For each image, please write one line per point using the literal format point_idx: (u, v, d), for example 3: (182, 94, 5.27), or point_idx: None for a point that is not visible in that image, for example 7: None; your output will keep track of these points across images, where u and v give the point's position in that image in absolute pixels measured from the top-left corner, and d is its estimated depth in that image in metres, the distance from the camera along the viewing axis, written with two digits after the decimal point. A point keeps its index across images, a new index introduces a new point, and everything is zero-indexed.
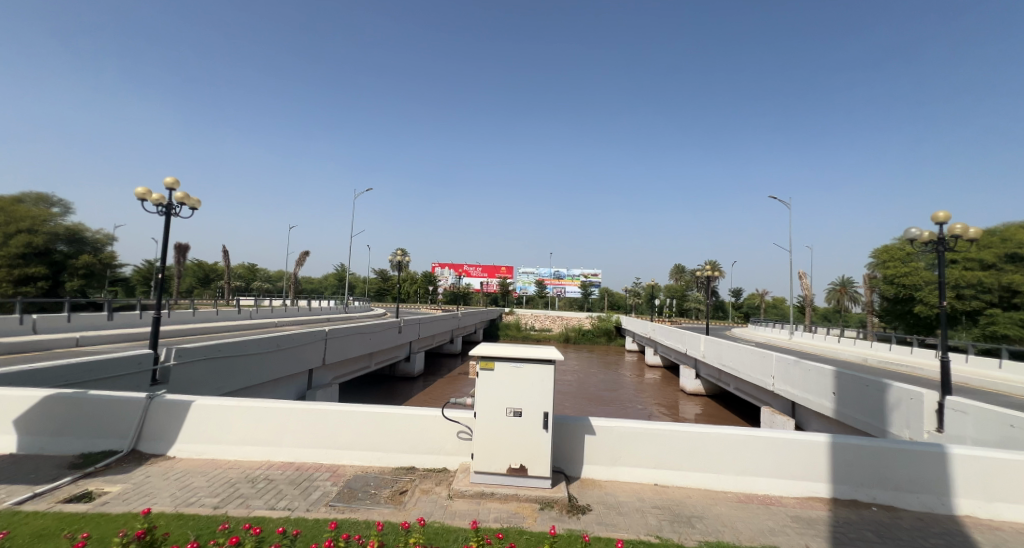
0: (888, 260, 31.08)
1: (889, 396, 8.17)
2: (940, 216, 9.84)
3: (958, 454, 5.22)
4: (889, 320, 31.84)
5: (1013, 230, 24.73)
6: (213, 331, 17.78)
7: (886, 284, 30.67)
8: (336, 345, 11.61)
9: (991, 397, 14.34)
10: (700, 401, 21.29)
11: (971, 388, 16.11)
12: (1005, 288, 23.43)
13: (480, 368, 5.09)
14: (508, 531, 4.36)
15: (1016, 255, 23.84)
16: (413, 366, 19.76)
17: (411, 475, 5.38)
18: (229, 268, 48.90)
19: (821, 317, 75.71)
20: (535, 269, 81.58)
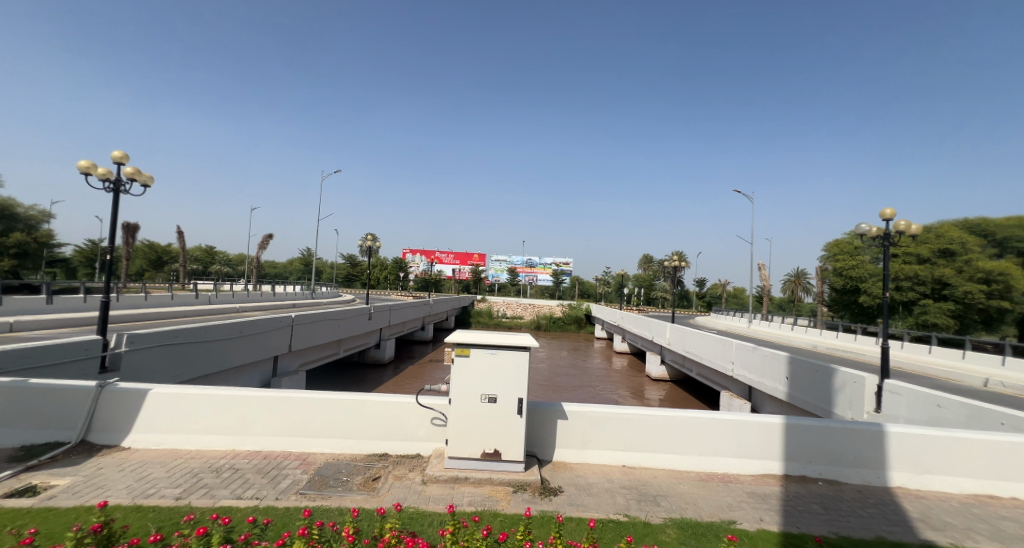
0: (838, 254, 32.63)
1: (836, 380, 8.59)
2: (886, 212, 10.33)
3: (897, 432, 5.55)
4: (836, 309, 33.55)
5: (946, 228, 26.29)
6: (165, 316, 16.93)
7: (834, 275, 32.16)
8: (302, 332, 11.28)
9: (924, 381, 15.37)
10: (664, 386, 21.89)
11: (909, 373, 17.18)
12: (937, 282, 25.00)
13: (455, 355, 5.02)
14: (483, 514, 4.36)
15: (947, 251, 25.44)
16: (383, 353, 19.46)
17: (384, 462, 5.31)
18: (183, 250, 46.66)
19: (777, 307, 79.43)
20: (508, 257, 81.51)
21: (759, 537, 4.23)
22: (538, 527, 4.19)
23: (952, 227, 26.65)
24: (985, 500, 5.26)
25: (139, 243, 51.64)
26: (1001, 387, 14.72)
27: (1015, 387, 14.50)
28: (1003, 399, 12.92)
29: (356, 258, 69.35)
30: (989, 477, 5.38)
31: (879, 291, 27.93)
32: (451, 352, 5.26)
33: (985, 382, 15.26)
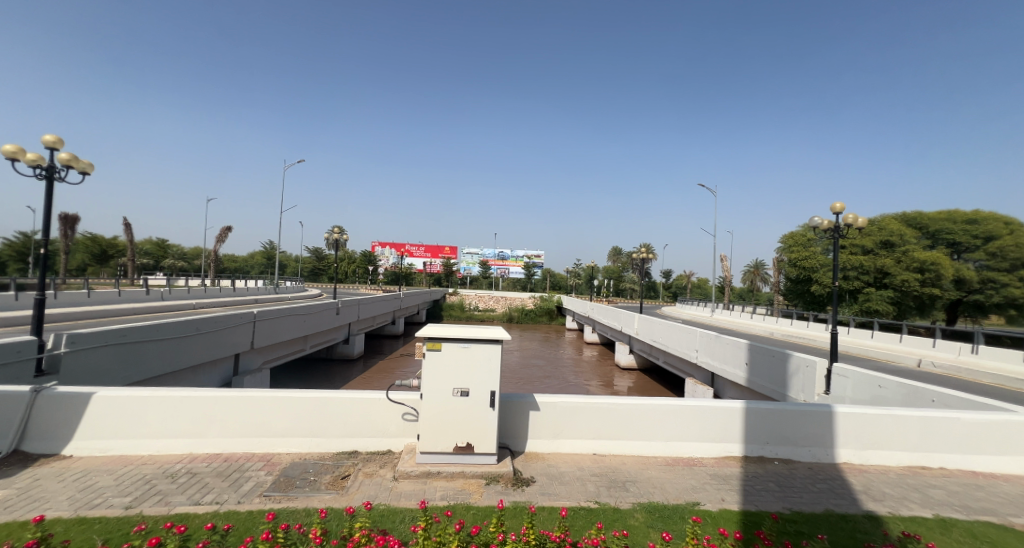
0: (792, 245, 33.99)
1: (790, 364, 8.94)
2: (836, 205, 10.75)
3: (846, 411, 5.82)
4: (791, 298, 34.82)
5: (887, 221, 27.84)
6: (110, 314, 15.95)
7: (789, 266, 33.36)
8: (265, 328, 10.88)
9: (871, 364, 16.28)
10: (633, 375, 22.34)
11: (858, 356, 18.13)
12: (879, 271, 26.37)
13: (427, 350, 4.91)
14: (456, 508, 4.31)
15: (889, 243, 26.92)
16: (352, 348, 19.01)
17: (354, 459, 5.18)
18: (130, 243, 44.07)
19: (738, 296, 82.34)
20: (479, 249, 81.22)
21: (722, 518, 4.34)
22: (511, 518, 4.17)
23: (893, 220, 28.33)
24: (920, 471, 5.63)
25: (79, 236, 48.47)
26: (934, 367, 15.77)
27: (946, 368, 15.56)
28: (938, 378, 13.84)
29: (322, 251, 67.47)
30: (924, 449, 5.77)
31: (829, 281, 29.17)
32: (422, 346, 5.14)
33: (920, 363, 16.30)
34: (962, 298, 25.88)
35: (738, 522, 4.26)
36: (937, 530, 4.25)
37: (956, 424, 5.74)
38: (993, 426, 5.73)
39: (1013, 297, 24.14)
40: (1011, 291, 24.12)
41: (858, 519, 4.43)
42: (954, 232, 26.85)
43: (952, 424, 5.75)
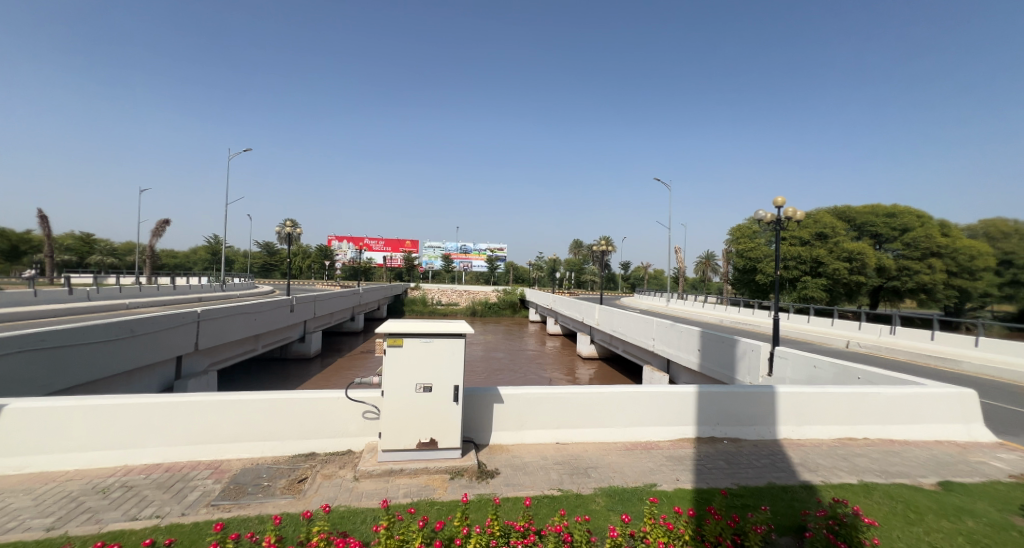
0: (739, 237, 35.60)
1: (738, 348, 9.35)
2: (778, 200, 11.27)
3: (787, 391, 6.16)
4: (739, 288, 36.46)
5: (820, 215, 29.78)
6: (28, 318, 14.54)
7: (737, 257, 34.95)
8: (210, 329, 10.23)
9: (810, 347, 17.34)
10: (594, 364, 22.76)
11: (800, 340, 19.25)
12: (815, 261, 28.13)
13: (387, 346, 4.75)
14: (419, 504, 4.20)
15: (822, 234, 28.77)
16: (308, 346, 18.30)
17: (311, 461, 4.96)
18: (51, 239, 40.36)
19: (691, 286, 85.65)
20: (441, 243, 80.15)
21: (678, 497, 4.46)
22: (475, 511, 4.12)
23: (826, 213, 30.23)
24: (849, 442, 6.11)
25: None
26: (860, 347, 16.99)
27: (870, 347, 16.80)
28: (865, 358, 14.98)
29: (273, 246, 64.60)
30: (852, 423, 6.27)
31: (772, 270, 30.79)
32: (382, 342, 4.96)
33: (848, 344, 17.52)
34: (884, 285, 27.81)
35: (692, 500, 4.40)
36: (863, 494, 4.64)
37: (878, 398, 6.28)
38: (905, 398, 6.39)
39: (924, 282, 25.72)
40: (923, 277, 25.76)
41: (797, 489, 4.71)
42: (877, 225, 28.97)
43: (875, 399, 6.29)
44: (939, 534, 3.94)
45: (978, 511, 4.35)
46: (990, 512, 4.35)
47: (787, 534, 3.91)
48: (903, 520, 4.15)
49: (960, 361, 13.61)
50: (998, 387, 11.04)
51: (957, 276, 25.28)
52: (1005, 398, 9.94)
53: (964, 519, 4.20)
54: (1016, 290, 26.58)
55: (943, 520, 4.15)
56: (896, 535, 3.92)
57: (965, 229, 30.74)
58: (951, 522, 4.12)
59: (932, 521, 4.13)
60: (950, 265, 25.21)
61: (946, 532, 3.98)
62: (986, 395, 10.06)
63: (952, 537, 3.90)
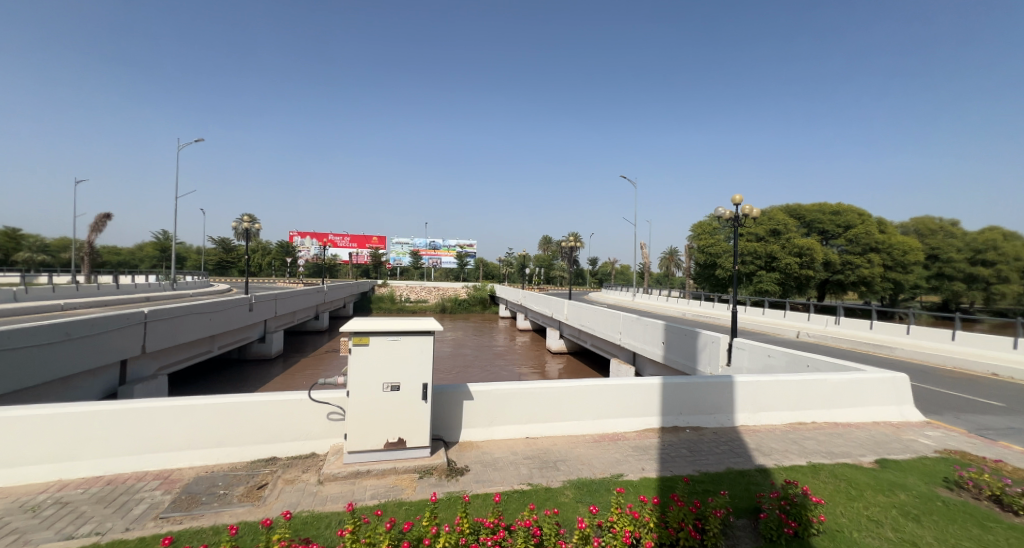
0: (701, 234, 36.67)
1: (699, 340, 9.60)
2: (735, 198, 11.60)
3: (744, 380, 6.36)
4: (700, 283, 37.55)
5: (774, 213, 31.00)
6: None
7: (698, 253, 35.95)
8: (157, 330, 9.64)
9: (767, 337, 18.07)
10: (563, 359, 22.96)
11: (757, 331, 20.04)
12: (769, 256, 29.29)
13: (353, 345, 4.57)
14: (387, 506, 4.08)
15: (776, 231, 29.90)
16: (269, 347, 17.60)
17: (272, 466, 4.74)
18: None
19: (655, 281, 87.89)
20: (409, 239, 78.94)
21: (643, 486, 4.50)
22: (444, 509, 4.03)
23: (779, 211, 31.50)
24: (800, 426, 6.37)
25: None
26: (808, 336, 17.81)
27: (818, 336, 17.63)
28: (814, 347, 15.71)
29: (230, 242, 61.97)
30: (803, 409, 6.56)
31: (730, 265, 31.85)
32: (347, 341, 4.78)
33: (798, 334, 18.35)
34: (828, 278, 29.23)
35: (655, 488, 4.45)
36: (810, 474, 4.82)
37: (825, 384, 6.60)
38: (850, 384, 6.74)
39: (864, 276, 27.47)
40: (863, 271, 27.41)
41: (753, 473, 4.85)
42: (823, 221, 30.24)
43: (822, 385, 6.61)
44: (877, 509, 4.14)
45: (909, 485, 4.62)
46: (919, 485, 4.62)
47: (744, 516, 4.01)
48: (845, 497, 4.33)
49: (894, 348, 14.50)
50: (927, 370, 11.83)
51: (891, 269, 27.80)
52: (934, 381, 10.64)
53: (897, 493, 4.44)
54: (940, 282, 28.76)
55: (880, 495, 4.37)
56: (839, 511, 4.09)
57: (901, 226, 32.83)
58: (886, 496, 4.35)
59: (870, 496, 4.34)
60: (886, 260, 27.48)
61: (883, 506, 4.18)
62: (918, 378, 10.76)
63: (888, 511, 4.11)
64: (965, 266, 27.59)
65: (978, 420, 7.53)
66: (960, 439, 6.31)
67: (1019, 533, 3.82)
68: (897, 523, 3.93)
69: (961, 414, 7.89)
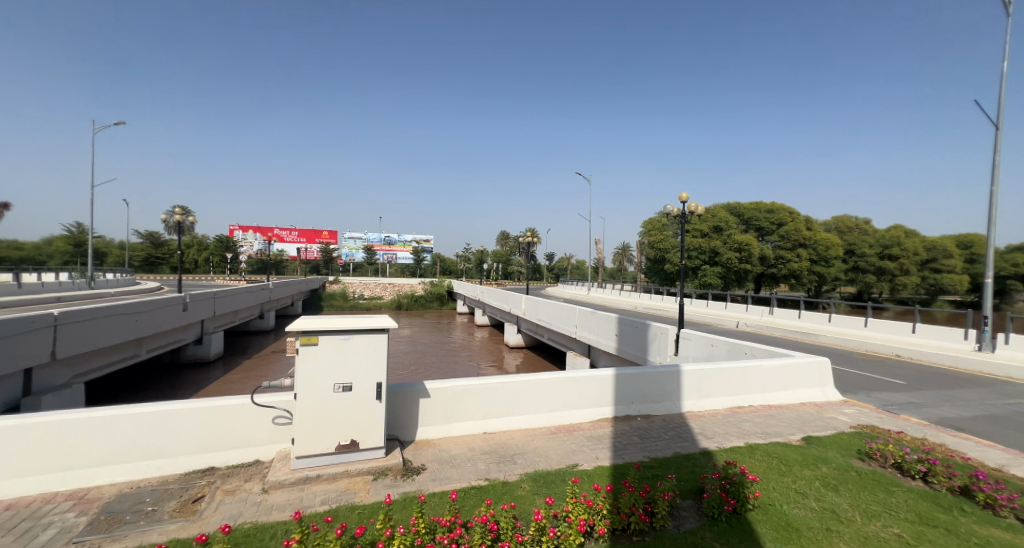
0: (651, 230, 37.88)
1: (649, 332, 9.84)
2: (682, 196, 11.96)
3: (691, 368, 6.54)
4: (650, 277, 38.73)
5: (716, 211, 32.47)
6: None
7: (649, 248, 37.03)
8: (72, 334, 8.73)
9: (712, 328, 18.91)
10: (520, 354, 23.01)
11: (702, 322, 20.94)
12: (712, 252, 30.74)
13: (300, 345, 4.26)
14: (338, 510, 3.84)
15: (718, 227, 31.31)
16: (207, 349, 16.45)
17: (210, 477, 4.36)
18: None
19: (608, 276, 90.17)
20: (362, 235, 76.66)
21: (598, 475, 4.49)
22: (399, 510, 3.82)
23: (721, 208, 33.07)
24: (740, 410, 6.64)
25: None
26: (747, 326, 18.74)
27: (755, 326, 18.57)
28: (751, 335, 16.55)
29: (159, 236, 57.33)
30: (743, 393, 6.84)
31: (677, 260, 33.09)
32: (293, 341, 4.46)
33: (738, 324, 19.27)
34: (764, 272, 30.93)
35: (609, 476, 4.45)
36: (747, 454, 4.99)
37: (761, 369, 6.92)
38: (782, 368, 7.11)
39: (794, 270, 29.35)
40: (794, 265, 29.32)
41: (698, 456, 4.96)
42: (760, 219, 31.83)
43: (759, 370, 6.92)
44: (802, 482, 4.33)
45: (829, 458, 4.89)
46: (837, 458, 4.91)
47: (689, 497, 4.07)
48: (777, 473, 4.51)
49: (819, 335, 15.49)
50: (845, 354, 12.75)
51: (816, 263, 29.96)
52: (851, 363, 11.46)
53: (820, 466, 4.69)
54: (855, 275, 31.08)
55: (805, 469, 4.59)
56: (772, 486, 4.25)
57: (826, 223, 35.35)
58: (810, 470, 4.57)
59: (797, 470, 4.54)
60: (813, 254, 29.57)
61: (808, 479, 4.39)
62: (838, 362, 11.55)
63: (812, 483, 4.31)
64: (875, 260, 30.08)
65: (886, 396, 8.16)
66: (873, 414, 6.80)
67: (918, 494, 4.15)
68: (820, 493, 4.13)
69: (872, 392, 8.52)
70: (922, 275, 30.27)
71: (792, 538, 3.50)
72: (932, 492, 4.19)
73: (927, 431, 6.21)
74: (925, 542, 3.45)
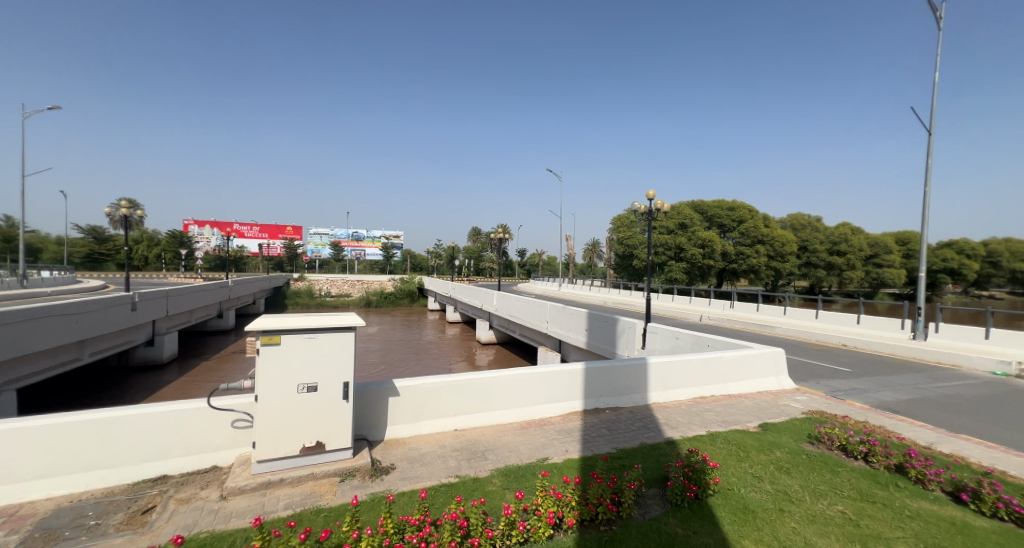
0: (620, 227, 38.50)
1: (617, 326, 9.96)
2: (649, 193, 12.14)
3: (657, 361, 6.65)
4: (619, 273, 39.30)
5: (681, 209, 33.27)
6: None
7: (617, 244, 37.62)
8: (1, 338, 8.07)
9: (677, 321, 19.37)
10: (492, 350, 22.94)
11: (668, 316, 21.41)
12: (677, 248, 31.45)
13: (260, 345, 4.05)
14: (302, 515, 3.68)
15: (682, 224, 32.12)
16: (158, 351, 15.59)
17: (161, 487, 4.10)
18: None
19: (579, 272, 91.16)
20: (328, 230, 74.59)
21: (568, 468, 4.48)
22: (366, 511, 3.70)
23: (685, 206, 33.94)
24: (703, 400, 6.80)
25: None
26: (710, 319, 19.29)
27: (717, 319, 19.13)
28: (713, 328, 17.02)
29: (102, 230, 53.93)
30: (706, 384, 7.02)
31: (645, 256, 33.75)
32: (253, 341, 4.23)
33: (701, 318, 19.79)
34: (725, 267, 31.88)
35: (578, 468, 4.46)
36: (709, 442, 5.10)
37: (721, 360, 7.11)
38: (740, 358, 7.32)
39: (754, 265, 30.38)
40: (753, 261, 30.39)
41: (664, 445, 5.04)
42: (722, 216, 32.74)
43: (719, 361, 7.11)
44: (759, 466, 4.45)
45: (782, 443, 5.06)
46: (789, 442, 5.08)
47: (654, 486, 4.12)
48: (736, 459, 4.62)
49: (775, 328, 16.08)
50: (798, 344, 13.30)
51: (773, 259, 31.13)
52: (802, 353, 11.95)
53: (775, 451, 4.84)
54: (808, 270, 32.47)
55: (761, 454, 4.72)
56: (730, 471, 4.35)
57: (783, 221, 36.69)
58: (766, 455, 4.70)
59: (754, 456, 4.67)
60: (770, 250, 30.69)
61: (763, 463, 4.52)
62: (791, 352, 12.03)
63: (767, 467, 4.44)
64: (825, 256, 31.55)
65: (832, 383, 8.55)
66: (823, 400, 7.10)
67: (859, 473, 4.33)
68: (774, 476, 4.26)
69: (822, 379, 8.91)
70: (866, 269, 31.97)
71: (749, 520, 3.58)
72: (870, 470, 4.40)
73: (869, 414, 6.53)
74: (865, 517, 3.61)
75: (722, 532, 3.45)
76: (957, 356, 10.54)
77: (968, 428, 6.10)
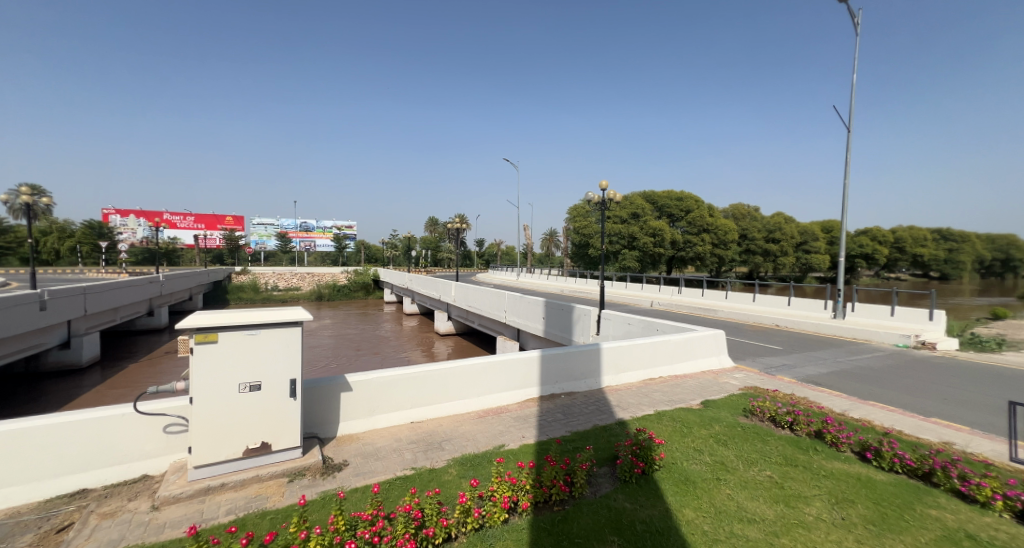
0: (575, 216, 39.02)
1: (573, 314, 10.13)
2: (603, 184, 12.38)
3: (610, 346, 6.82)
4: (575, 261, 39.97)
5: (633, 199, 34.14)
6: None
7: (572, 234, 38.20)
8: None
9: (631, 308, 19.91)
10: (451, 341, 22.74)
11: (622, 302, 22.00)
12: (630, 237, 32.47)
13: (195, 343, 3.76)
14: (246, 519, 3.48)
15: (634, 214, 33.02)
16: (77, 354, 14.27)
17: (80, 502, 3.75)
18: None
19: (536, 261, 91.85)
20: (273, 221, 70.82)
21: (524, 453, 4.51)
22: (315, 510, 3.56)
23: (637, 196, 34.87)
24: (652, 382, 7.05)
25: None
26: (659, 305, 20.03)
27: (665, 304, 19.89)
28: (664, 313, 17.66)
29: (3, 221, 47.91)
30: (655, 366, 7.28)
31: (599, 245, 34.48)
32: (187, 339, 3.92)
33: (651, 304, 20.48)
34: (674, 255, 33.16)
35: (533, 452, 4.50)
36: (656, 420, 5.31)
37: (667, 343, 7.40)
38: (686, 341, 7.65)
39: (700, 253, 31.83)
40: (699, 249, 31.84)
41: (615, 426, 5.18)
42: (671, 206, 33.90)
43: (666, 343, 7.40)
44: (699, 441, 4.68)
45: (721, 418, 5.34)
46: (727, 417, 5.37)
47: (605, 464, 4.23)
48: (679, 435, 4.84)
49: (717, 312, 16.93)
50: (738, 327, 14.05)
51: (717, 247, 32.73)
52: (740, 334, 12.68)
53: (714, 425, 5.11)
54: (747, 256, 34.42)
55: (702, 429, 4.97)
56: (674, 446, 4.54)
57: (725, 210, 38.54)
58: (706, 429, 4.95)
59: (695, 431, 4.91)
60: (714, 238, 32.22)
61: (704, 437, 4.75)
62: (731, 333, 12.70)
63: (707, 440, 4.68)
64: (763, 243, 33.55)
65: (767, 361, 9.10)
66: (757, 377, 7.56)
67: (786, 441, 4.65)
68: (713, 448, 4.50)
69: (757, 358, 9.46)
70: (797, 255, 34.34)
71: (689, 490, 3.76)
72: (796, 438, 4.73)
73: (796, 387, 7.02)
74: (791, 480, 3.87)
75: (666, 504, 3.59)
76: (870, 332, 11.51)
77: (881, 396, 6.67)
